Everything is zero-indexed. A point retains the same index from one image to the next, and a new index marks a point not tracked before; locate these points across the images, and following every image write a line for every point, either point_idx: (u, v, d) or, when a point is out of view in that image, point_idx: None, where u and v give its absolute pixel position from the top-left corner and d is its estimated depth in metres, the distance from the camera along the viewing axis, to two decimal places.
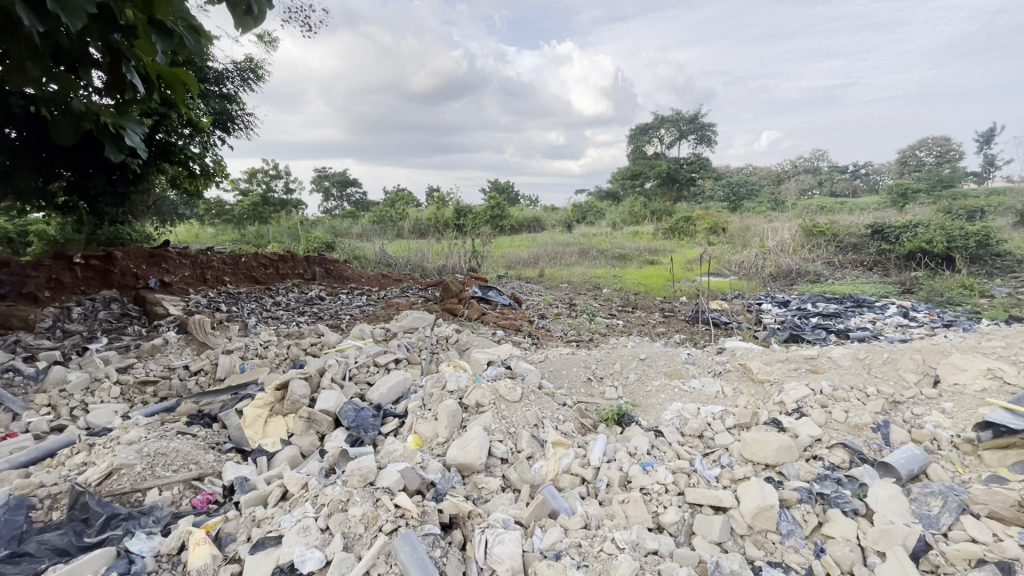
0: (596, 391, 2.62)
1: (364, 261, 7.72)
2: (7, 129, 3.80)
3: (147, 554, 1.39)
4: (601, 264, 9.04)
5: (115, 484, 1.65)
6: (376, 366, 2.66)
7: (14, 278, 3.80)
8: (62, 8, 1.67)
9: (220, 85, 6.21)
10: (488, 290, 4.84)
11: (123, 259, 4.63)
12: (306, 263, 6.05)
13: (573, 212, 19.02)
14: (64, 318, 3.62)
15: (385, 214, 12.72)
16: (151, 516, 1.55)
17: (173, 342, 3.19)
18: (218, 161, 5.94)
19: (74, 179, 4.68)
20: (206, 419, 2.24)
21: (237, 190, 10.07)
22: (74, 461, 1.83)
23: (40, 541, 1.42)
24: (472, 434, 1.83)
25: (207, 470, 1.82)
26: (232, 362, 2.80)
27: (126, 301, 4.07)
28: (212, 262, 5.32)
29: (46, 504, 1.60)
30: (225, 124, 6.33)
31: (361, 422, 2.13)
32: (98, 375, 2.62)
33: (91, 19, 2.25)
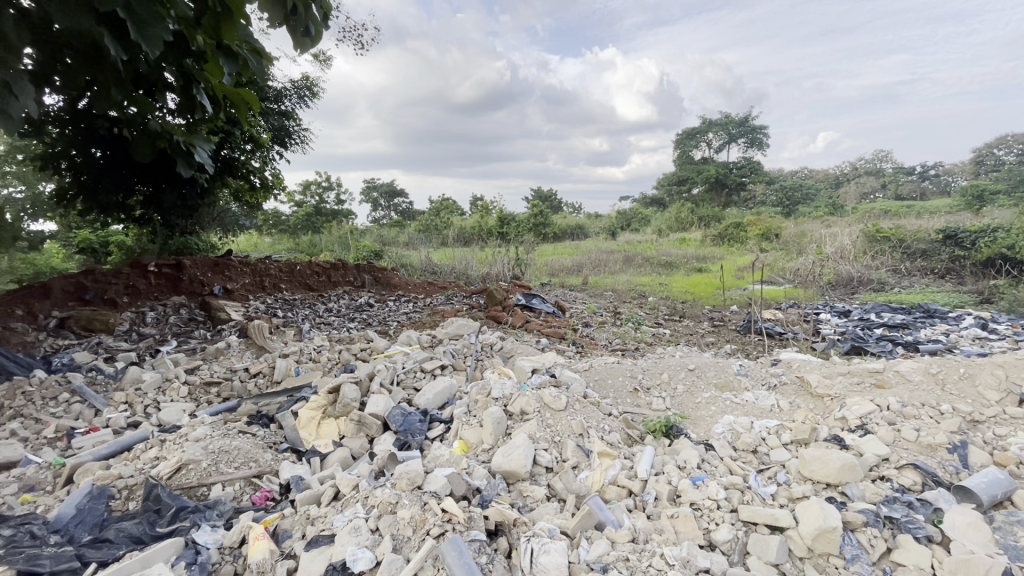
0: (642, 401, 2.57)
1: (410, 269, 7.91)
2: (95, 149, 4.25)
3: (212, 545, 1.47)
4: (647, 272, 8.86)
5: (184, 478, 1.76)
6: (422, 372, 2.72)
7: (97, 285, 4.14)
8: (142, 38, 1.81)
9: (278, 103, 6.56)
10: (532, 298, 4.85)
11: (192, 268, 4.96)
12: (356, 271, 6.26)
13: (617, 219, 18.78)
14: (140, 322, 3.92)
15: (430, 223, 13.00)
16: (215, 509, 1.64)
17: (234, 346, 3.37)
18: (277, 174, 6.28)
19: (148, 194, 5.07)
20: (264, 419, 2.35)
21: (293, 201, 10.63)
22: (146, 455, 1.96)
23: (118, 529, 1.52)
24: (517, 442, 1.84)
25: (265, 468, 1.90)
26: (288, 366, 2.93)
27: (194, 307, 4.36)
28: (270, 270, 5.57)
29: (123, 494, 1.73)
30: (282, 139, 6.68)
31: (408, 427, 2.18)
32: (168, 376, 2.81)
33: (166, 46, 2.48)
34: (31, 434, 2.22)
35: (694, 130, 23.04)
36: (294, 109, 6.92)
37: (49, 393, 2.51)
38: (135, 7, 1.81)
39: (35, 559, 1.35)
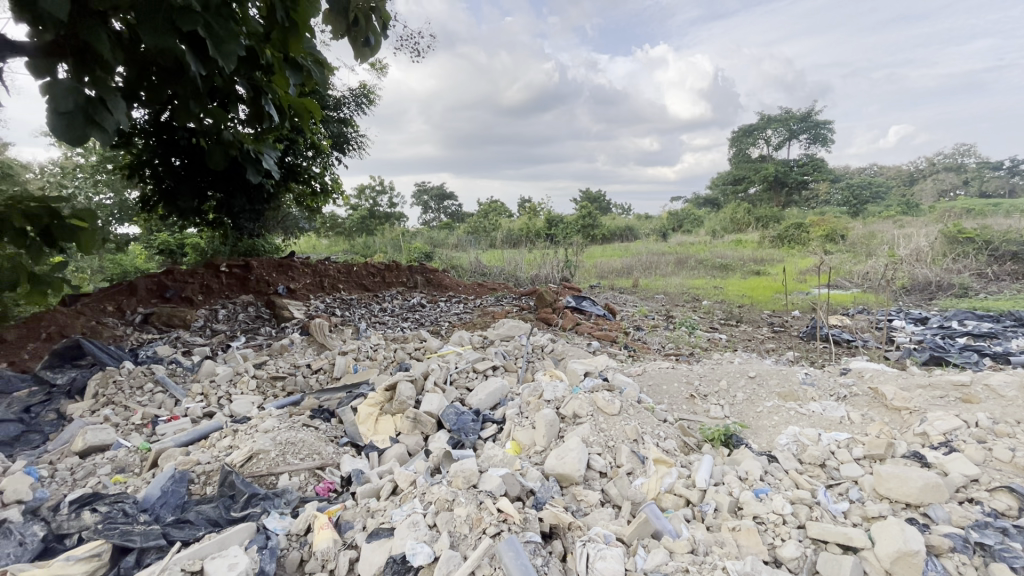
0: (700, 408, 2.48)
1: (460, 271, 8.04)
2: (175, 159, 4.71)
3: (281, 532, 1.55)
4: (700, 275, 8.59)
5: (255, 466, 1.87)
6: (475, 372, 2.76)
7: (176, 284, 4.47)
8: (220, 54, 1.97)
9: (338, 111, 6.85)
10: (582, 300, 4.80)
11: (258, 268, 5.25)
12: (409, 272, 6.42)
13: (668, 220, 18.31)
14: (213, 319, 4.20)
15: (479, 225, 13.18)
16: (283, 498, 1.72)
17: (297, 343, 3.55)
18: (336, 179, 6.56)
19: (220, 200, 5.44)
20: (325, 413, 2.46)
21: (349, 205, 11.08)
22: (221, 443, 2.10)
23: (197, 511, 1.64)
24: (571, 445, 1.83)
25: (328, 461, 1.99)
26: (346, 362, 3.05)
27: (260, 305, 4.62)
28: (329, 271, 5.80)
29: (202, 479, 1.86)
30: (341, 145, 6.97)
31: (461, 426, 2.21)
32: (239, 370, 3.00)
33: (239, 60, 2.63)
34: (121, 420, 2.43)
35: (751, 127, 22.15)
36: (352, 116, 7.21)
37: (136, 383, 2.74)
38: (215, 28, 1.99)
39: (128, 534, 1.47)
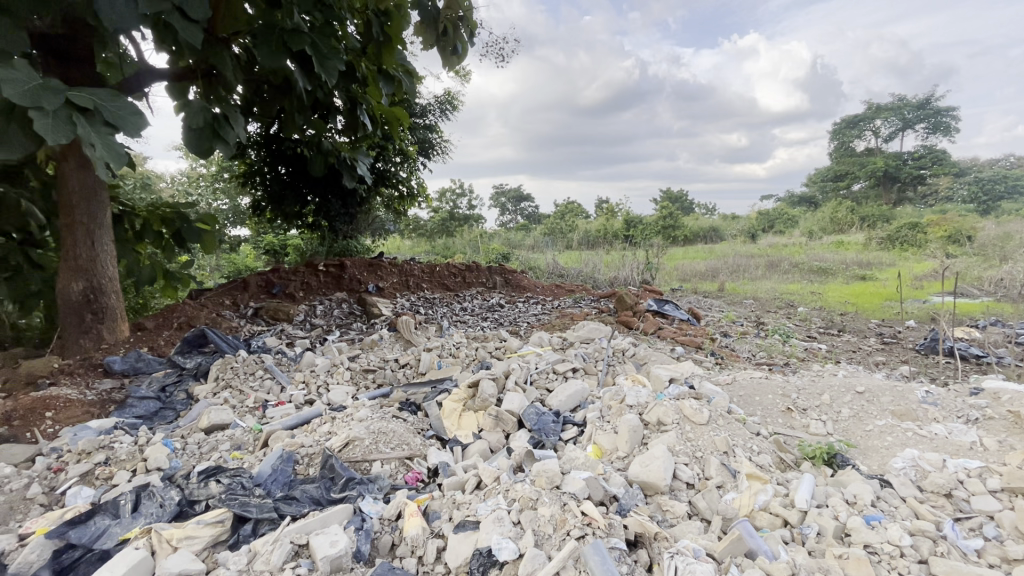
0: (798, 422, 2.30)
1: (538, 271, 8.09)
2: (281, 167, 5.46)
3: (374, 515, 1.64)
4: (795, 279, 7.96)
5: (351, 452, 2.00)
6: (555, 374, 2.76)
7: (281, 282, 4.92)
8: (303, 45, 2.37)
9: (424, 118, 7.16)
10: (664, 304, 4.64)
11: (352, 268, 5.59)
12: (488, 273, 6.57)
13: (757, 220, 17.16)
14: (311, 314, 4.57)
15: (555, 226, 13.17)
16: (376, 484, 1.83)
17: (385, 339, 3.75)
18: (422, 183, 6.85)
19: (319, 204, 5.93)
20: (413, 406, 2.58)
21: (431, 207, 11.55)
22: (321, 429, 2.27)
23: (302, 489, 1.78)
24: (656, 453, 1.78)
25: (416, 451, 2.08)
26: (431, 359, 3.18)
27: (353, 302, 4.94)
28: (414, 271, 6.07)
29: (305, 460, 2.02)
30: (427, 151, 7.27)
31: (542, 426, 2.23)
32: (335, 362, 3.23)
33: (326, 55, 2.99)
34: (237, 402, 2.71)
35: (857, 118, 20.19)
36: (437, 122, 7.50)
37: (249, 369, 3.04)
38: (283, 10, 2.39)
39: (246, 506, 1.64)
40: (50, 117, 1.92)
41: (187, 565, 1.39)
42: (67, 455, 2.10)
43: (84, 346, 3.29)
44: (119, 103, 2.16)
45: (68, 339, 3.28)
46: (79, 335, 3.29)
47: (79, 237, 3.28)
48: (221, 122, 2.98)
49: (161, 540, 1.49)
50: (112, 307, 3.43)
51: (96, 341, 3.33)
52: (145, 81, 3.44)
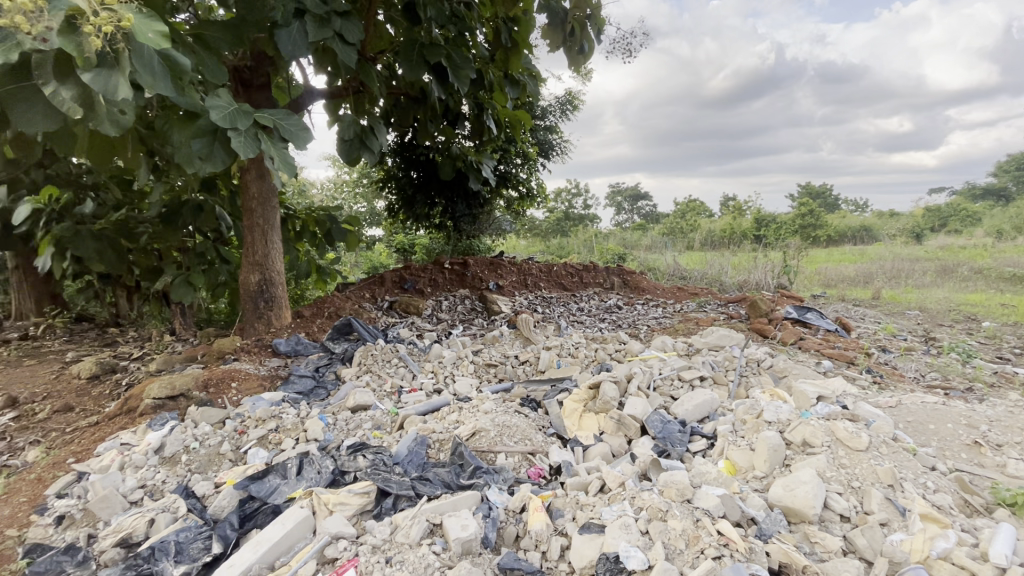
0: (990, 460, 1.91)
1: (658, 273, 7.76)
2: (413, 173, 5.97)
3: (500, 505, 1.70)
4: (978, 289, 6.64)
5: (478, 442, 2.10)
6: (681, 381, 2.62)
7: (412, 278, 5.32)
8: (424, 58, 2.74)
9: (545, 119, 7.26)
10: (806, 311, 4.17)
11: (474, 266, 5.86)
12: (606, 274, 6.45)
13: (924, 217, 14.64)
14: (438, 308, 4.88)
15: (675, 225, 12.51)
16: (501, 475, 1.90)
17: (506, 335, 3.87)
18: (541, 184, 6.94)
19: (446, 206, 6.32)
20: (533, 403, 2.62)
21: (547, 208, 11.68)
22: (450, 417, 2.41)
23: (434, 472, 1.91)
24: (803, 477, 1.60)
25: (538, 448, 2.11)
26: (551, 357, 3.21)
27: (475, 299, 5.18)
28: (533, 270, 6.17)
29: (436, 445, 2.16)
30: (547, 151, 7.35)
31: (667, 435, 2.14)
32: (460, 355, 3.41)
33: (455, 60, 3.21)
34: (376, 386, 2.99)
35: None
36: (557, 123, 7.54)
37: (386, 357, 3.33)
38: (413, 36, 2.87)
39: (388, 481, 1.80)
40: (242, 136, 2.29)
41: (341, 527, 1.56)
42: (248, 420, 2.49)
43: (257, 329, 3.88)
44: (293, 120, 2.52)
45: (247, 322, 3.90)
46: (254, 319, 3.89)
47: (257, 236, 3.87)
48: (367, 133, 3.30)
49: (320, 502, 1.69)
50: (279, 297, 3.98)
51: (266, 325, 3.90)
52: (311, 100, 3.97)
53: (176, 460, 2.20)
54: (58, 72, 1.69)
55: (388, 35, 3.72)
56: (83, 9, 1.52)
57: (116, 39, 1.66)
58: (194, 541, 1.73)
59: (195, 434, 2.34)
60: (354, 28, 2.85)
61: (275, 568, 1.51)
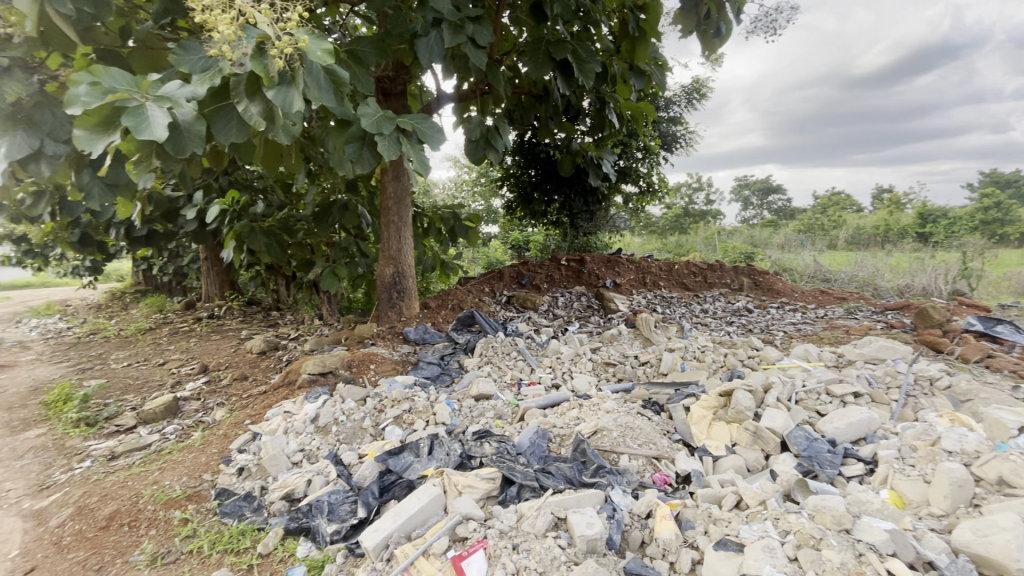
0: None
1: (794, 274, 6.99)
2: (532, 170, 6.06)
3: (625, 508, 1.66)
4: None
5: (600, 440, 2.06)
6: (829, 396, 2.33)
7: (529, 273, 5.43)
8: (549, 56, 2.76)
9: (668, 110, 6.92)
10: (997, 324, 3.45)
11: (591, 263, 5.78)
12: (734, 274, 5.96)
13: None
14: (554, 304, 4.91)
15: (815, 221, 11.14)
16: (625, 477, 1.85)
17: (624, 334, 3.76)
18: (663, 178, 6.63)
19: (563, 202, 6.33)
20: (656, 406, 2.51)
21: (666, 203, 11.11)
22: (570, 413, 2.41)
23: (557, 466, 1.92)
24: (1002, 522, 1.33)
25: (664, 453, 2.02)
26: (674, 360, 3.06)
27: (591, 296, 5.12)
28: (652, 268, 5.90)
29: (557, 440, 2.18)
30: (669, 144, 7.00)
31: (814, 454, 1.92)
32: (578, 352, 3.39)
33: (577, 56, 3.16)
34: (496, 376, 3.09)
35: None
36: (681, 113, 7.13)
37: (506, 350, 3.43)
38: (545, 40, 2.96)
39: (512, 470, 1.85)
40: (387, 140, 2.50)
41: (471, 509, 1.64)
42: (385, 399, 2.72)
43: (390, 317, 4.23)
44: (429, 123, 2.68)
45: (382, 311, 4.27)
46: (388, 308, 4.24)
47: (392, 232, 4.22)
48: (492, 132, 3.43)
49: (451, 482, 1.78)
50: (409, 288, 4.30)
51: (398, 313, 4.24)
52: (442, 104, 4.21)
53: (327, 430, 2.47)
54: (248, 91, 1.99)
55: (514, 36, 3.83)
56: (268, 33, 1.78)
57: (293, 59, 1.91)
58: (343, 503, 1.94)
59: (342, 408, 2.61)
60: (485, 32, 2.94)
61: (411, 538, 1.63)
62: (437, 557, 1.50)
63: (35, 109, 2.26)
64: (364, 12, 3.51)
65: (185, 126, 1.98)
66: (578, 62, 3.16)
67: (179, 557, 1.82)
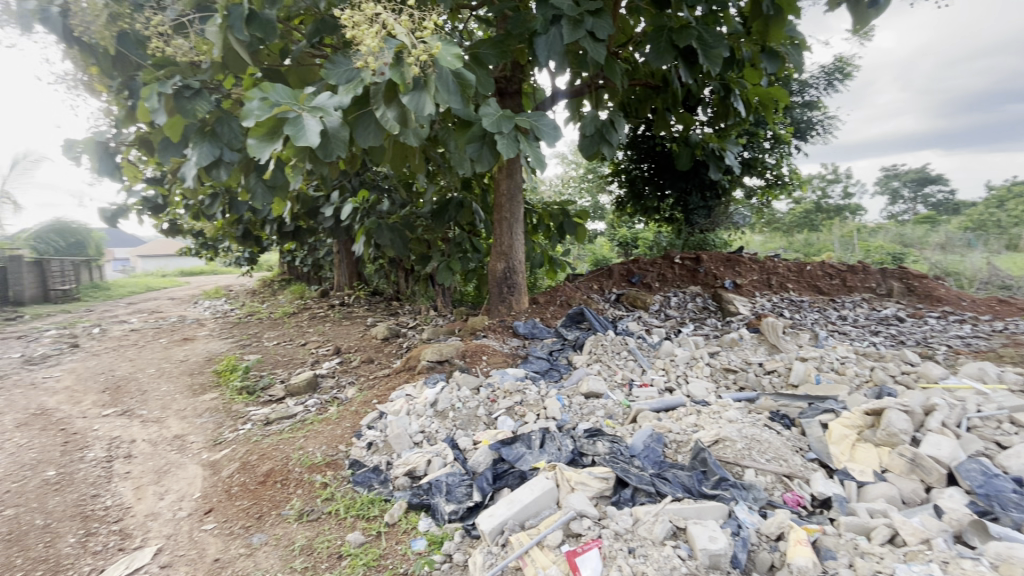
0: None
1: (959, 279, 5.96)
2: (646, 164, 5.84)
3: (751, 526, 1.54)
4: None
5: (722, 451, 1.94)
6: (1014, 425, 1.95)
7: (640, 271, 5.26)
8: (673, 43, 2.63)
9: (802, 95, 6.24)
10: None
11: (708, 261, 5.41)
12: (881, 277, 5.23)
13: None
14: (666, 304, 4.70)
15: (989, 216, 9.36)
16: (751, 493, 1.72)
17: (747, 339, 3.48)
18: (794, 169, 6.01)
19: (678, 196, 6.02)
20: (786, 419, 2.30)
21: None
22: (687, 419, 2.29)
23: (674, 473, 1.84)
24: None
25: (796, 471, 1.84)
26: (807, 370, 2.77)
27: (707, 297, 4.81)
28: (779, 268, 5.35)
29: (673, 446, 2.09)
30: (803, 132, 6.32)
31: (993, 493, 1.62)
32: (694, 355, 3.21)
33: (703, 40, 2.96)
34: (607, 375, 3.04)
35: None
36: (819, 97, 6.38)
37: (616, 348, 3.35)
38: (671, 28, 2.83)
39: (626, 473, 1.81)
40: (506, 138, 2.57)
41: (584, 507, 1.63)
42: (498, 390, 2.81)
43: (501, 311, 4.36)
44: (547, 120, 2.70)
45: (493, 304, 4.41)
46: (499, 302, 4.37)
47: (504, 228, 4.34)
48: (608, 127, 3.36)
49: (564, 477, 1.79)
50: (519, 283, 4.39)
51: (508, 308, 4.35)
52: (555, 101, 4.22)
53: (445, 414, 2.62)
54: (386, 97, 2.16)
55: (632, 26, 3.71)
56: (406, 43, 1.93)
57: (426, 65, 2.04)
58: (459, 485, 2.04)
59: (458, 395, 2.75)
60: (605, 25, 2.87)
61: (525, 528, 1.66)
62: (552, 550, 1.52)
63: (218, 123, 2.67)
64: (485, 15, 3.63)
65: (332, 132, 2.20)
66: (705, 46, 2.96)
67: (321, 516, 2.06)
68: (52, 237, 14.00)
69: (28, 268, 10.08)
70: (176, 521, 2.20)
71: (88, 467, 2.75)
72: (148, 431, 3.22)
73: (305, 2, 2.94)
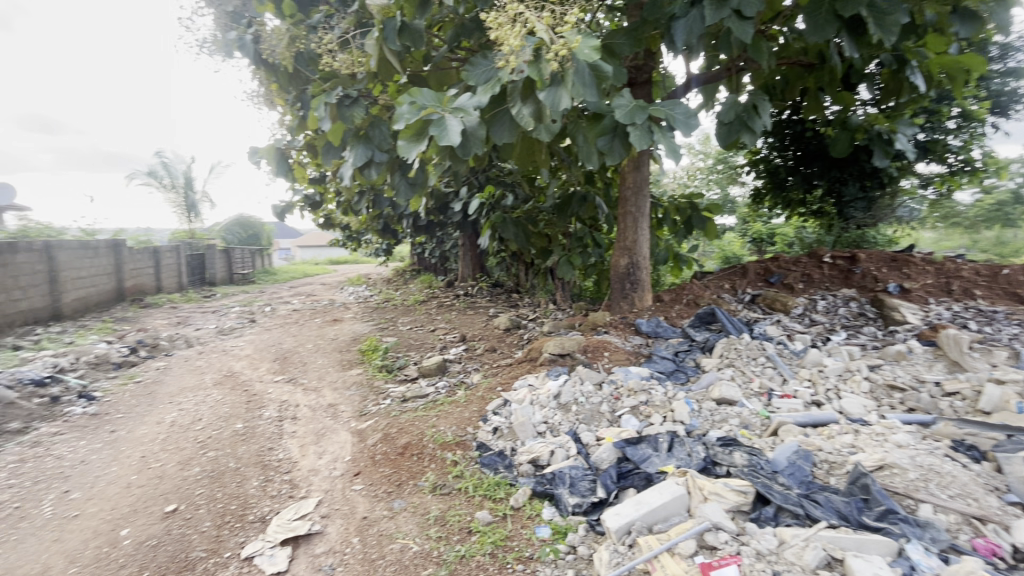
0: None
1: None
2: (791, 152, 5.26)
3: (929, 570, 1.33)
4: None
5: (889, 480, 1.70)
6: None
7: (780, 271, 4.79)
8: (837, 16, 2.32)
9: (1005, 61, 5.12)
10: None
11: (866, 261, 4.70)
12: None
13: None
14: (811, 308, 4.21)
15: None
16: (928, 532, 1.48)
17: (918, 352, 2.99)
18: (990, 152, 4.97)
19: (830, 187, 5.33)
20: (974, 452, 1.94)
21: None
22: (842, 438, 2.04)
23: (826, 496, 1.65)
24: None
25: (991, 515, 1.53)
26: (1005, 396, 2.28)
27: (864, 301, 4.20)
28: (963, 271, 4.40)
29: (824, 467, 1.87)
30: (1004, 107, 5.19)
31: None
32: (849, 367, 2.83)
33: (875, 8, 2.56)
34: (741, 382, 2.82)
35: None
36: None
37: (752, 353, 3.08)
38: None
39: (768, 489, 1.66)
40: (639, 130, 2.48)
41: (721, 519, 1.54)
42: (621, 388, 2.76)
43: (622, 307, 4.25)
44: (683, 108, 2.56)
45: (614, 300, 4.33)
46: (620, 298, 4.28)
47: (629, 223, 4.22)
48: (750, 112, 3.08)
49: (696, 485, 1.71)
50: (643, 280, 4.25)
51: (630, 304, 4.24)
52: (689, 88, 3.97)
53: (568, 407, 2.63)
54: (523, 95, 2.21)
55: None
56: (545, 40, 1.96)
57: (563, 60, 2.04)
58: (583, 479, 2.05)
59: (581, 390, 2.75)
60: None
61: (653, 532, 1.62)
62: (683, 559, 1.45)
63: (372, 127, 2.96)
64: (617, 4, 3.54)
65: (471, 131, 2.32)
66: (877, 14, 2.56)
67: (452, 491, 2.21)
68: (237, 229, 16.79)
69: (219, 255, 12.20)
70: (332, 479, 2.52)
71: (265, 423, 3.27)
72: (308, 398, 3.72)
73: (447, 9, 3.12)
